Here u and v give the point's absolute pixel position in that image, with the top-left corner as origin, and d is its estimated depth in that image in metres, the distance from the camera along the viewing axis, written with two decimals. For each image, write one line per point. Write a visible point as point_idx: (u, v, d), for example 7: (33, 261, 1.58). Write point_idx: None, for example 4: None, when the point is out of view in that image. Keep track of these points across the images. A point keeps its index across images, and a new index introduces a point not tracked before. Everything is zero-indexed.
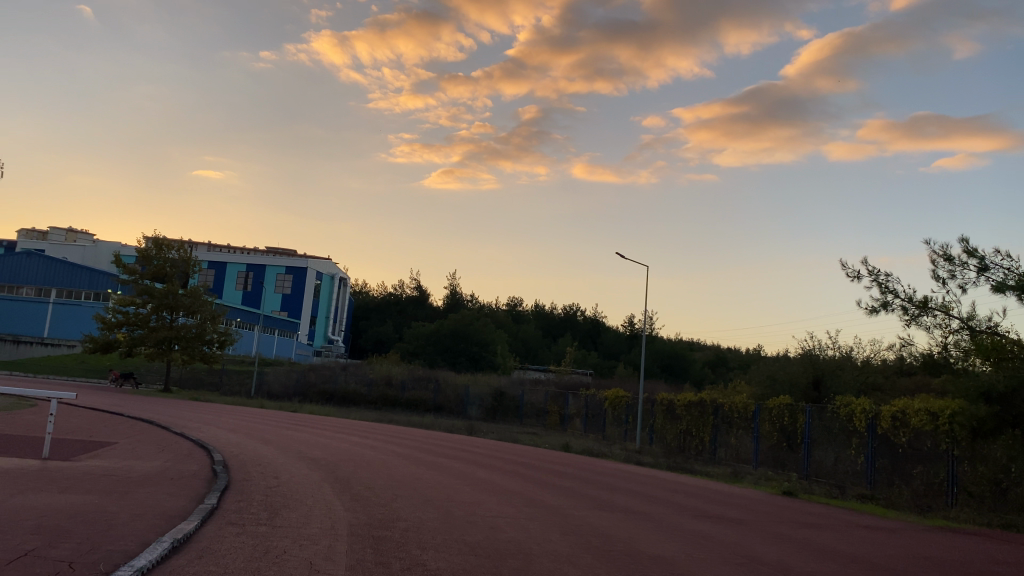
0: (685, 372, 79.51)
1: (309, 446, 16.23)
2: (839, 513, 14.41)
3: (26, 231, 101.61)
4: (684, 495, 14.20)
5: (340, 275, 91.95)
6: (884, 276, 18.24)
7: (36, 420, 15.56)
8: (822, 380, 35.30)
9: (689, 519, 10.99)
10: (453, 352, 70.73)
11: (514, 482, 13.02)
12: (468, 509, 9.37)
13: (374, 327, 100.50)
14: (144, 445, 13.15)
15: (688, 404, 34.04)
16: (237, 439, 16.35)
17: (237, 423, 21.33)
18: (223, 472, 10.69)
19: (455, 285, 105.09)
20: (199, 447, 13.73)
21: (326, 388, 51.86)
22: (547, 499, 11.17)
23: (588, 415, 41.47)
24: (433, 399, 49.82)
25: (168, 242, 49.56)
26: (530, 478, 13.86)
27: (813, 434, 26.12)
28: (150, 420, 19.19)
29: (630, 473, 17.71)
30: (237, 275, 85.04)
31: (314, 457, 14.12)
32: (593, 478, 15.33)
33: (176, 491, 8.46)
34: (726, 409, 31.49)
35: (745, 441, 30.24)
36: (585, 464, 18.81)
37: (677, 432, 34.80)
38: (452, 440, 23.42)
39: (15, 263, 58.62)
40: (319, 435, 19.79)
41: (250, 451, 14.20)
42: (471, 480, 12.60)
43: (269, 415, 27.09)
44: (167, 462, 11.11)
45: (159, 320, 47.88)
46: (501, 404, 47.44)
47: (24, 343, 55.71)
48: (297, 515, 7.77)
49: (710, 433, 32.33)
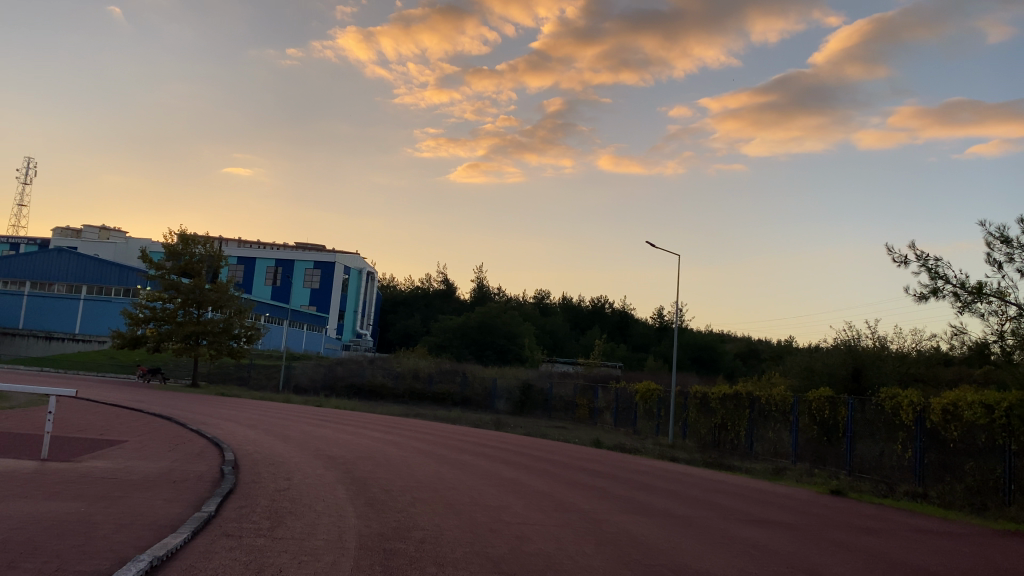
0: (717, 364, 77.86)
1: (328, 443, 15.56)
2: (896, 515, 13.26)
3: (61, 230, 103.36)
4: (725, 495, 13.24)
5: (367, 270, 91.95)
6: (934, 259, 16.89)
7: (49, 418, 15.10)
8: (862, 370, 33.83)
9: (735, 525, 10.01)
10: (480, 345, 70.13)
11: (542, 481, 12.17)
12: (491, 515, 8.54)
13: (402, 321, 100.40)
14: (154, 444, 12.53)
15: (723, 397, 32.87)
16: (255, 436, 15.72)
17: (258, 418, 20.80)
18: (232, 473, 9.98)
19: (482, 279, 104.59)
20: (212, 445, 13.09)
21: (353, 382, 51.61)
22: (579, 502, 10.31)
23: (619, 409, 40.49)
24: (460, 392, 49.21)
25: (194, 238, 49.51)
26: (558, 477, 13.00)
27: (855, 427, 24.90)
28: (170, 416, 18.70)
29: (665, 470, 16.76)
30: (265, 270, 85.43)
31: (332, 455, 13.41)
32: (628, 476, 14.41)
33: (173, 497, 7.73)
34: (763, 403, 30.23)
35: (784, 435, 28.98)
36: (617, 462, 17.86)
37: (711, 426, 33.67)
38: (478, 435, 22.65)
39: (47, 260, 59.35)
40: (340, 431, 19.13)
41: (266, 450, 13.53)
42: (497, 480, 11.78)
43: (293, 411, 26.66)
44: (174, 463, 10.42)
45: (186, 315, 47.97)
46: (528, 397, 46.69)
47: (56, 339, 56.48)
48: (302, 524, 7.03)
49: (746, 426, 31.16)
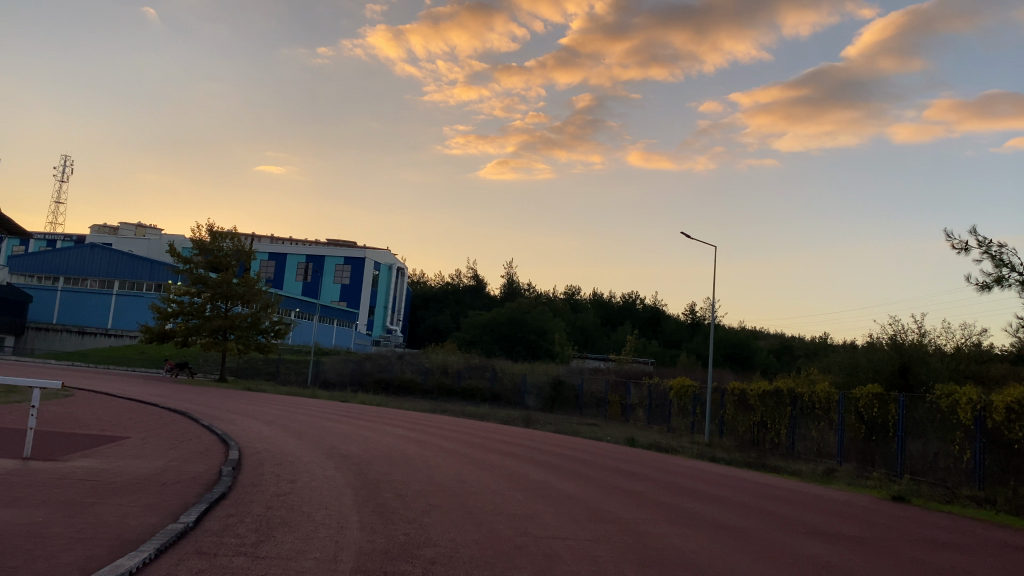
0: (751, 361, 75.79)
1: (345, 440, 14.53)
2: (971, 526, 11.83)
3: (98, 227, 105.14)
4: (777, 502, 12.03)
5: (397, 266, 91.56)
6: (1000, 245, 15.18)
7: (57, 414, 14.40)
8: (911, 367, 31.91)
9: (796, 539, 8.77)
10: (510, 341, 69.11)
11: (574, 485, 11.08)
12: (518, 528, 7.47)
13: (431, 316, 99.86)
14: (157, 442, 11.62)
15: (762, 394, 31.30)
16: (269, 434, 14.80)
17: (277, 415, 19.96)
18: (232, 473, 8.99)
19: (512, 274, 103.59)
20: (219, 443, 12.16)
21: (382, 377, 50.99)
22: (617, 511, 9.16)
23: (652, 406, 39.15)
24: (490, 388, 48.22)
25: (222, 232, 49.25)
26: (591, 480, 11.86)
27: (906, 425, 23.35)
28: (185, 411, 17.98)
29: (707, 473, 15.48)
30: (296, 266, 85.32)
31: (347, 454, 12.41)
32: (666, 478, 13.24)
33: (154, 505, 6.75)
34: (806, 400, 28.60)
35: (829, 434, 27.36)
36: (654, 462, 16.64)
37: (750, 424, 32.18)
38: (507, 433, 21.55)
39: (79, 255, 59.77)
40: (361, 428, 18.17)
41: (276, 448, 12.57)
42: (525, 483, 10.70)
43: (316, 406, 25.90)
44: (171, 463, 9.47)
45: (214, 309, 47.82)
46: (559, 394, 45.53)
47: (88, 334, 57.80)
48: (295, 538, 6.02)
49: (788, 424, 29.58)
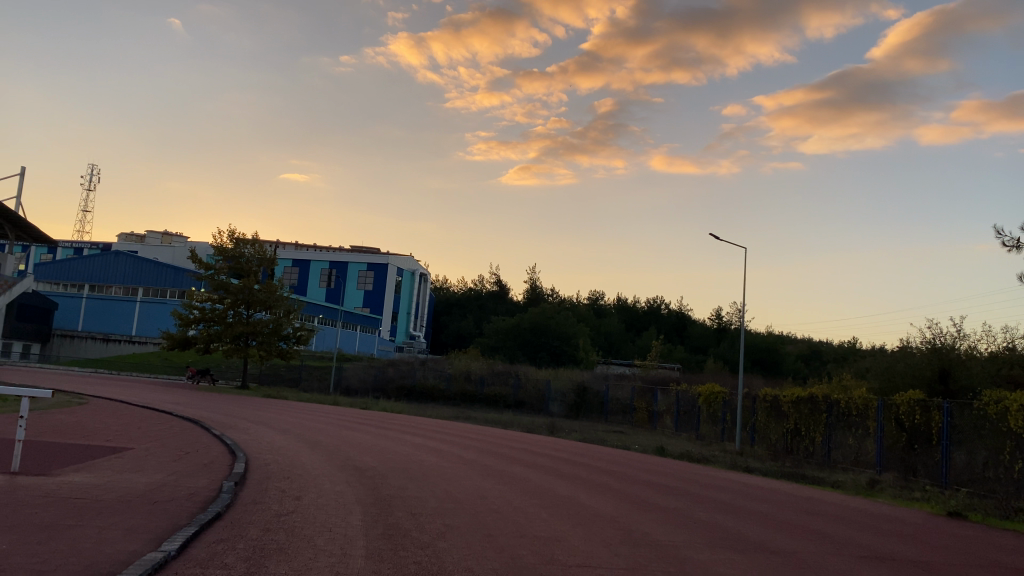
0: (780, 366, 73.98)
1: (360, 451, 13.80)
2: None
3: (126, 235, 106.51)
4: (824, 521, 11.08)
5: (420, 271, 91.24)
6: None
7: (64, 423, 13.91)
8: (951, 372, 30.47)
9: (855, 564, 7.85)
10: (533, 346, 68.23)
11: (603, 501, 10.26)
12: (546, 553, 6.67)
13: (454, 322, 99.28)
14: (161, 453, 10.98)
15: (796, 400, 30.06)
16: (282, 443, 14.16)
17: (294, 422, 19.35)
18: (232, 489, 8.25)
19: (535, 279, 102.71)
20: (226, 455, 11.49)
21: (404, 384, 50.42)
22: (653, 533, 8.32)
23: (680, 413, 38.08)
24: (513, 394, 47.45)
25: (244, 238, 49.14)
26: (622, 495, 10.98)
27: (951, 433, 22.06)
28: (200, 419, 17.49)
29: (744, 485, 14.55)
30: (319, 273, 85.39)
31: (360, 466, 11.66)
32: (701, 492, 12.36)
33: (138, 529, 6.06)
34: (842, 406, 27.38)
35: (868, 442, 26.11)
36: (687, 474, 15.70)
37: (782, 432, 31.00)
38: (532, 442, 20.73)
39: (105, 262, 60.41)
40: (379, 436, 17.44)
41: (287, 460, 11.85)
42: (550, 500, 9.89)
43: (336, 413, 25.32)
44: (170, 477, 8.77)
45: (236, 316, 47.68)
46: (584, 400, 44.55)
47: (113, 341, 58.21)
48: (292, 568, 5.30)
49: (823, 432, 28.32)
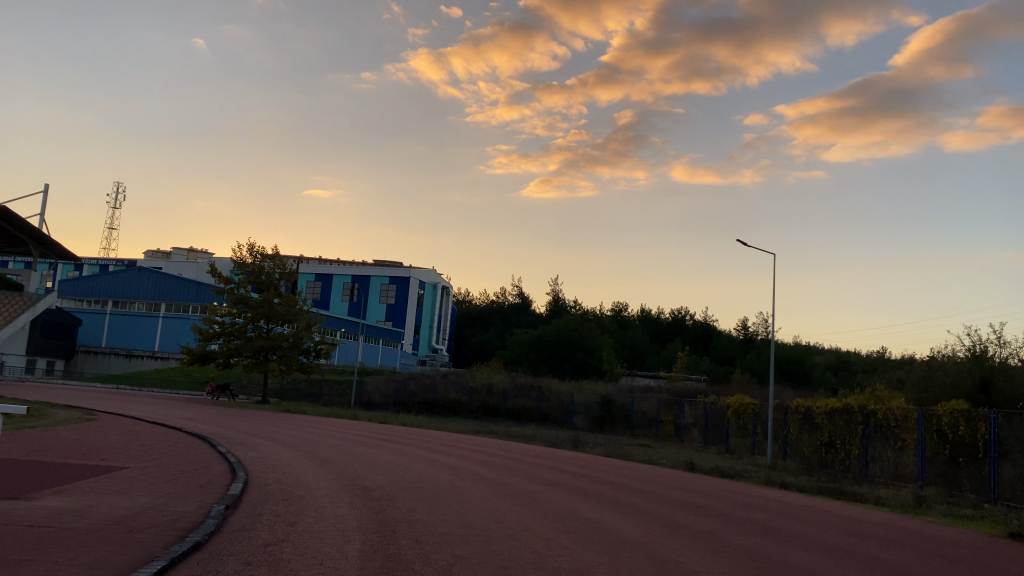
0: (809, 377, 72.05)
1: (371, 469, 12.95)
2: None
3: (153, 252, 107.85)
4: (877, 545, 10.05)
5: (442, 284, 90.83)
6: None
7: (63, 440, 13.33)
8: (993, 381, 28.97)
9: None
10: (556, 359, 67.19)
11: (633, 524, 9.35)
12: None
13: (476, 335, 98.54)
14: (156, 473, 10.26)
15: (830, 412, 28.74)
16: (289, 461, 13.42)
17: (307, 438, 18.62)
18: (220, 513, 7.44)
19: (557, 291, 101.70)
20: (226, 475, 10.75)
21: (426, 398, 49.64)
22: (689, 563, 7.37)
23: (708, 425, 36.89)
24: (536, 407, 46.47)
25: (264, 251, 49.01)
26: (652, 517, 10.04)
27: (998, 444, 20.65)
28: (209, 435, 16.85)
29: (783, 503, 13.55)
30: (341, 286, 85.24)
31: (368, 486, 10.80)
32: (739, 512, 11.40)
33: (98, 563, 5.34)
34: (880, 417, 26.05)
35: (909, 455, 24.76)
36: (721, 491, 14.69)
37: (816, 445, 29.66)
38: (557, 457, 19.80)
39: (128, 279, 60.81)
40: (393, 453, 16.61)
41: (290, 479, 11.04)
42: (573, 524, 8.97)
43: (355, 427, 24.61)
44: (155, 501, 8.00)
45: (256, 330, 47.46)
46: (609, 413, 43.40)
47: (136, 356, 58.46)
48: None
49: (860, 444, 26.93)
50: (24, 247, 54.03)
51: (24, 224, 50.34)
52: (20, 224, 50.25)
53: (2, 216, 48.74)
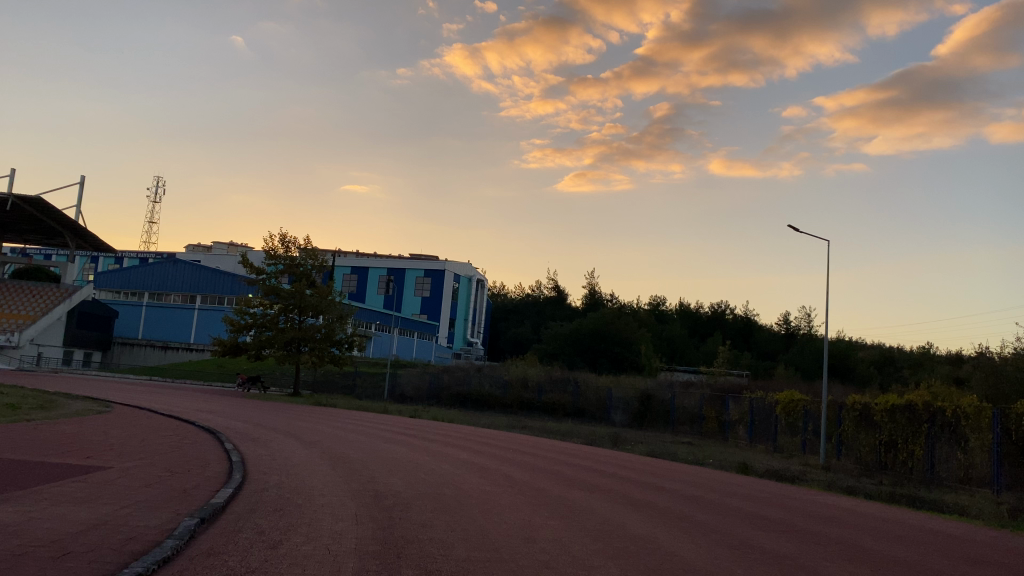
0: (854, 372, 68.96)
1: (389, 471, 11.48)
2: None
3: (194, 246, 108.47)
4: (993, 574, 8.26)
5: (478, 278, 89.48)
6: None
7: (54, 436, 12.10)
8: None
9: None
10: (593, 353, 65.42)
11: (694, 547, 7.72)
12: None
13: (512, 329, 97.12)
14: (139, 475, 8.96)
15: (891, 409, 26.42)
16: (300, 460, 12.03)
17: (325, 433, 17.25)
18: (188, 531, 6.03)
19: (594, 285, 99.67)
20: (222, 477, 9.40)
21: (460, 391, 48.38)
22: None
23: (754, 422, 34.82)
24: (573, 402, 44.79)
25: (295, 242, 48.25)
26: (712, 536, 8.37)
27: None
28: (222, 430, 15.68)
29: (858, 515, 11.75)
30: (377, 279, 84.45)
31: (380, 492, 9.36)
32: (815, 529, 9.73)
33: None
34: (949, 414, 23.80)
35: (981, 456, 22.53)
36: (785, 498, 12.90)
37: (874, 444, 27.42)
38: (594, 457, 18.17)
39: (164, 271, 60.88)
40: (417, 451, 15.12)
41: (293, 482, 9.62)
42: (621, 545, 7.41)
43: (382, 421, 23.34)
44: (116, 514, 6.61)
45: (288, 321, 46.70)
46: (648, 408, 41.56)
47: (172, 349, 58.46)
48: None
49: (924, 444, 24.67)
50: (62, 239, 54.34)
51: (59, 214, 50.28)
52: (55, 216, 50.30)
53: (37, 207, 48.75)
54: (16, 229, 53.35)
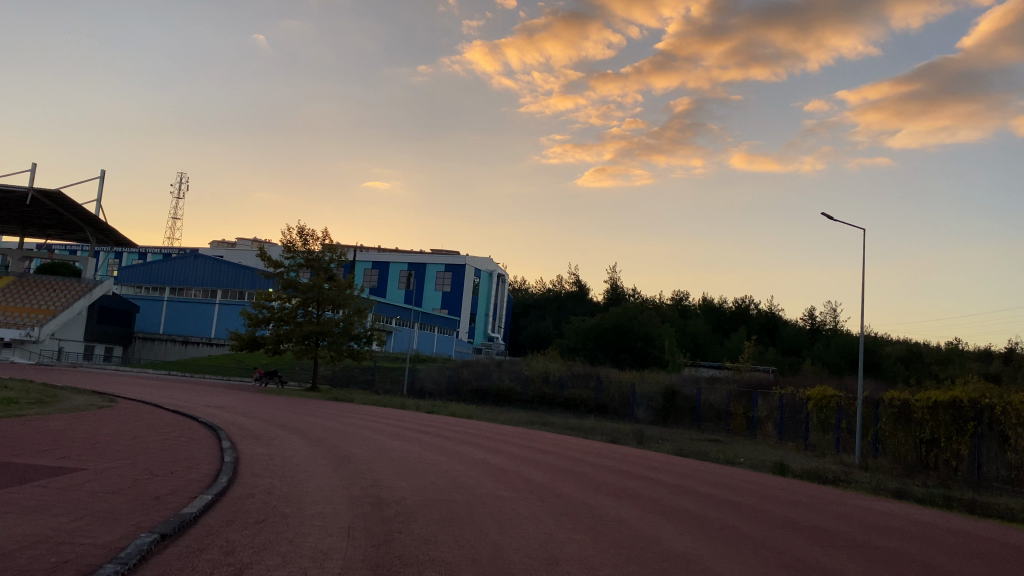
0: (883, 367, 66.92)
1: (396, 473, 10.45)
2: None
3: (217, 243, 109.25)
4: None
5: (498, 273, 88.54)
6: None
7: (37, 435, 11.20)
8: None
9: None
10: (615, 348, 64.11)
11: (744, 568, 6.57)
12: None
13: (532, 324, 96.02)
14: (113, 478, 7.99)
15: (933, 406, 24.81)
16: (298, 461, 11.01)
17: (332, 429, 16.29)
18: (138, 551, 5.00)
19: (616, 279, 98.07)
20: (206, 481, 8.42)
21: (479, 386, 47.43)
22: None
23: (785, 419, 33.37)
24: (595, 398, 43.60)
25: (314, 235, 47.51)
26: (762, 555, 7.17)
27: None
28: (223, 426, 14.82)
29: (918, 526, 10.45)
30: (397, 274, 83.80)
31: (381, 499, 8.31)
32: (878, 544, 8.51)
33: None
34: (999, 410, 22.19)
35: None
36: (831, 504, 11.66)
37: (914, 443, 25.83)
38: (619, 457, 17.00)
39: (185, 265, 60.77)
40: (429, 451, 14.04)
41: (285, 487, 8.61)
42: (658, 567, 6.28)
43: (396, 417, 22.44)
44: (63, 528, 5.62)
45: (306, 315, 46.11)
46: (673, 405, 40.18)
47: (192, 343, 58.33)
48: None
49: (970, 443, 23.07)
50: (82, 233, 54.26)
51: (79, 208, 50.11)
52: (75, 210, 50.11)
53: (57, 201, 48.62)
54: (38, 223, 53.37)
